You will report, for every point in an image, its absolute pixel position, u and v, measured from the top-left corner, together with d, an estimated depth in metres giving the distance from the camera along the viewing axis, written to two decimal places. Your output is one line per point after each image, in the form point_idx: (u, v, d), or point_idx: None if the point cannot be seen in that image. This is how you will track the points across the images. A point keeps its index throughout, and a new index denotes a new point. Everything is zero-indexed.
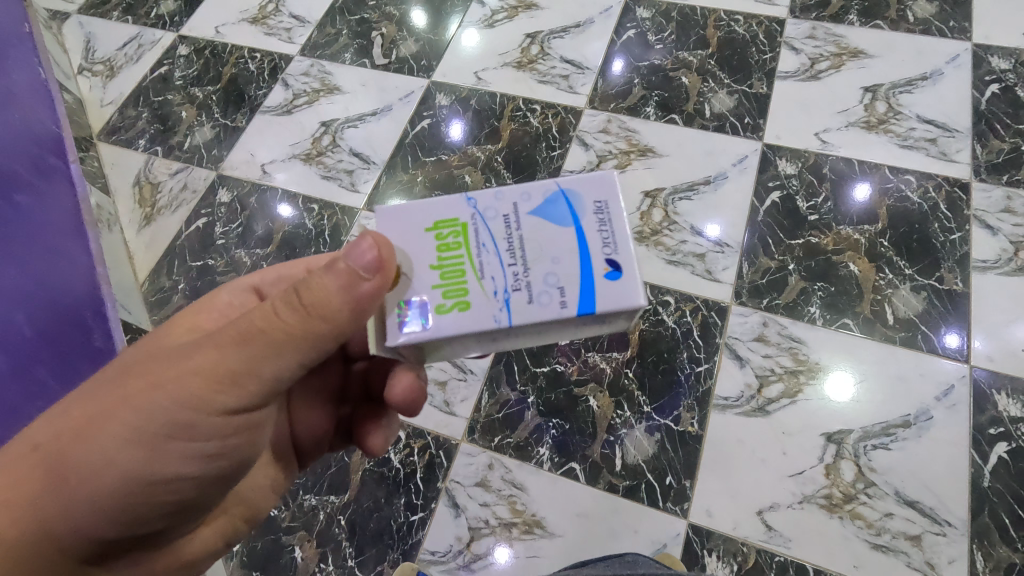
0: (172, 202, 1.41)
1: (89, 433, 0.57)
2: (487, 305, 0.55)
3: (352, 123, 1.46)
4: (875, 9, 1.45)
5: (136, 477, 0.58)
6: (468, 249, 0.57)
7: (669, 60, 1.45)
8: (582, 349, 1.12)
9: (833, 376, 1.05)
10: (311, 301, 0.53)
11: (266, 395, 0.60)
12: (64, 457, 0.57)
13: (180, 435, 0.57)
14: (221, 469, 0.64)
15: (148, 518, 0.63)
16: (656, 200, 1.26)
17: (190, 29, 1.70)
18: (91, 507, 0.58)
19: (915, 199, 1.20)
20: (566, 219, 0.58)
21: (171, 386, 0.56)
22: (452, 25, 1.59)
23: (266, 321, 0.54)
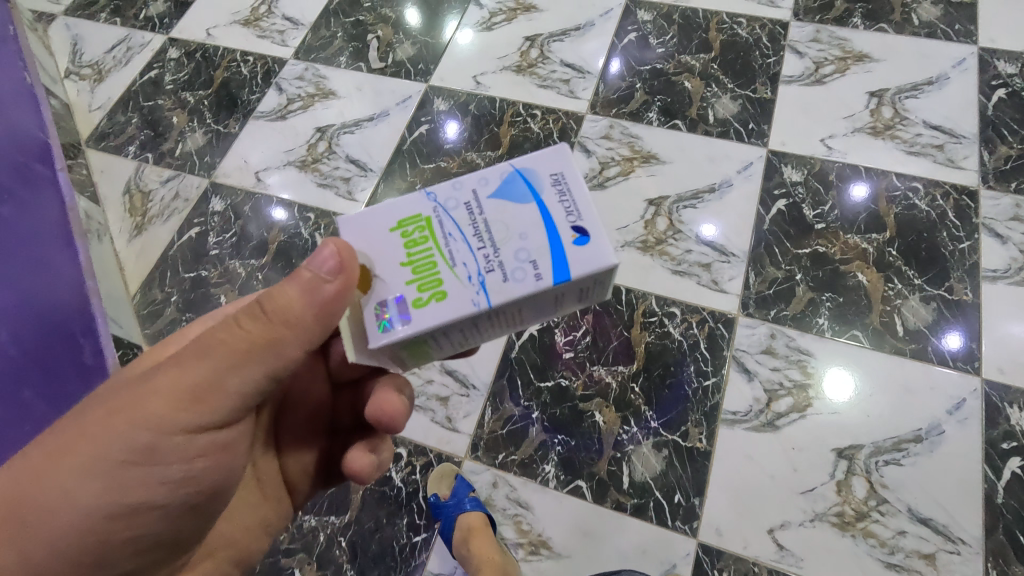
0: (164, 211, 1.38)
1: (48, 470, 0.55)
2: (463, 292, 0.54)
3: (348, 129, 1.43)
4: (880, 12, 1.43)
5: (98, 512, 0.56)
6: (436, 241, 0.56)
7: (671, 64, 1.42)
8: (587, 362, 1.10)
9: (826, 376, 1.04)
10: (275, 309, 0.54)
11: (234, 412, 0.59)
12: (21, 501, 0.55)
13: (142, 462, 0.56)
14: (190, 496, 0.62)
15: (116, 558, 0.60)
16: (660, 208, 1.24)
17: (181, 32, 1.66)
18: (50, 549, 0.55)
19: (922, 207, 1.18)
20: (526, 196, 0.56)
21: (129, 412, 0.55)
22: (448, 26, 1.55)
23: (229, 333, 0.55)
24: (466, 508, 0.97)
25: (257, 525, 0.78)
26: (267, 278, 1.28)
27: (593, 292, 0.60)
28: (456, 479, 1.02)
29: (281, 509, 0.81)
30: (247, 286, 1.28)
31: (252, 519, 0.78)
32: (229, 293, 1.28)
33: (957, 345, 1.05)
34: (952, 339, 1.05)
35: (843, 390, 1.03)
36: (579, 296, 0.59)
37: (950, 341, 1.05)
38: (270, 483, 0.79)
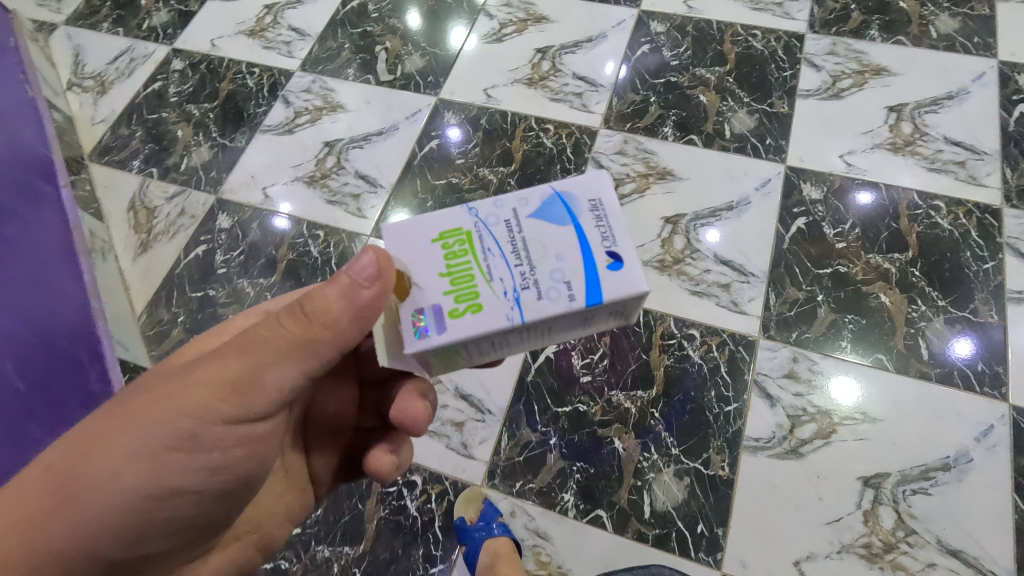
0: (169, 227, 1.35)
1: (94, 451, 0.57)
2: (498, 305, 0.55)
3: (357, 144, 1.40)
4: (897, 24, 1.40)
5: (138, 495, 0.58)
6: (475, 254, 0.56)
7: (685, 77, 1.40)
8: (605, 387, 1.08)
9: (834, 385, 1.04)
10: (314, 310, 0.56)
11: (272, 406, 0.60)
12: (68, 479, 0.57)
13: (184, 447, 0.58)
14: (223, 485, 0.64)
15: (152, 538, 0.62)
16: (677, 226, 1.21)
17: (185, 43, 1.63)
18: (91, 528, 0.57)
19: (945, 225, 1.16)
20: (564, 219, 0.57)
21: (176, 397, 0.57)
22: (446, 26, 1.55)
23: (272, 330, 0.57)
24: (495, 535, 0.95)
25: (282, 515, 0.79)
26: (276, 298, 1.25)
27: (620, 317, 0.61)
28: (484, 503, 1.00)
29: (304, 500, 0.82)
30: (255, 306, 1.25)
31: (278, 508, 0.78)
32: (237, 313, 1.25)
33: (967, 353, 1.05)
34: (963, 347, 1.05)
35: (849, 392, 1.03)
36: (607, 318, 0.59)
37: (961, 348, 1.05)
38: (296, 473, 0.79)
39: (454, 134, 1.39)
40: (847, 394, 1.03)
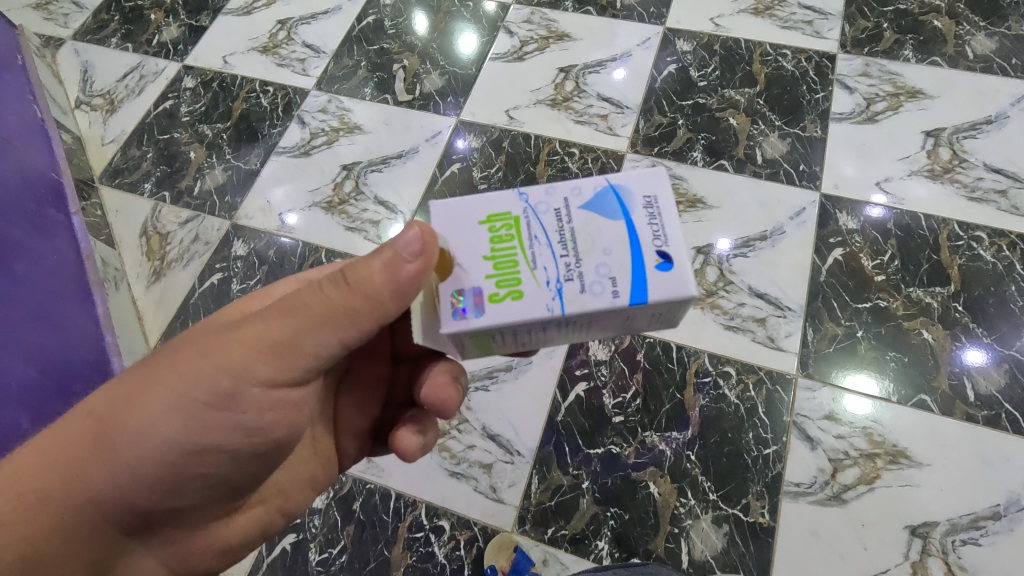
0: (183, 254, 1.31)
1: (141, 398, 0.60)
2: (539, 295, 0.54)
3: (375, 167, 1.36)
4: (931, 44, 1.36)
5: (177, 446, 0.61)
6: (520, 241, 0.56)
7: (714, 98, 1.36)
8: (639, 428, 1.04)
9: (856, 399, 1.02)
10: (355, 280, 0.56)
11: (305, 371, 0.62)
12: (116, 423, 0.60)
13: (220, 404, 0.60)
14: (256, 446, 0.66)
15: (185, 489, 0.65)
16: (709, 256, 1.18)
17: (196, 59, 1.59)
18: (131, 471, 0.61)
19: (988, 257, 1.12)
20: (616, 212, 0.56)
21: (216, 354, 0.59)
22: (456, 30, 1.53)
23: (314, 298, 0.57)
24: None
25: (306, 482, 0.80)
26: None
27: (663, 320, 0.59)
28: (516, 552, 0.97)
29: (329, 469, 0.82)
30: None
31: (303, 475, 0.78)
32: None
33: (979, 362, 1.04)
34: (974, 355, 1.05)
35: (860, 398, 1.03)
36: (651, 319, 0.57)
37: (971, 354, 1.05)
38: (322, 442, 0.79)
39: (461, 140, 1.38)
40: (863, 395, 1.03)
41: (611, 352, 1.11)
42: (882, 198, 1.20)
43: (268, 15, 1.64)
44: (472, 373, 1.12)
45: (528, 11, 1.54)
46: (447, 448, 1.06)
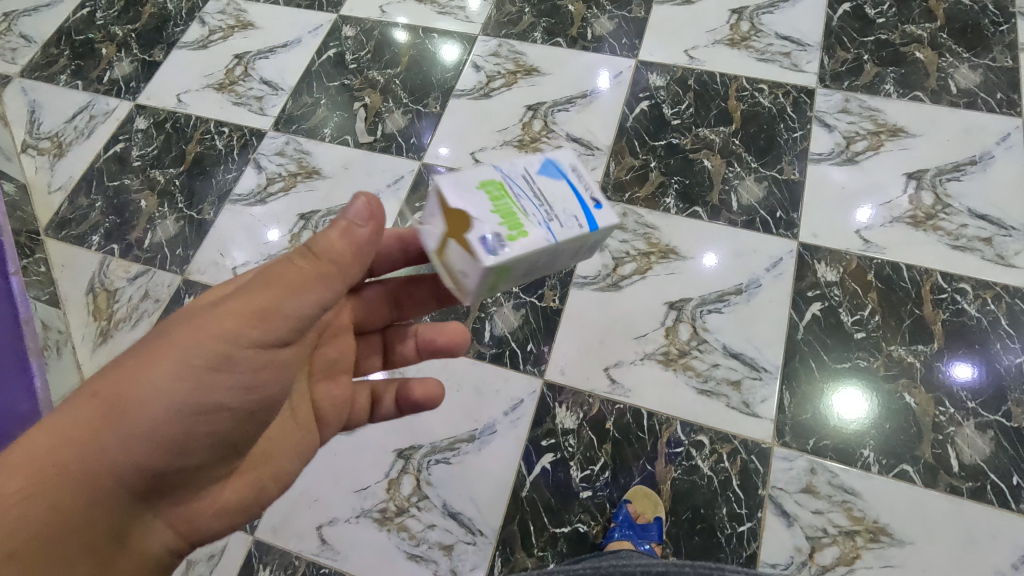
0: (131, 313, 1.25)
1: (137, 374, 0.55)
2: (538, 233, 0.58)
3: (334, 216, 1.30)
4: (913, 77, 1.31)
5: (175, 418, 0.55)
6: (509, 198, 0.59)
7: (688, 138, 1.30)
8: (607, 503, 1.00)
9: (850, 412, 1.01)
10: (323, 248, 0.56)
11: (297, 334, 0.59)
12: (113, 401, 0.55)
13: (217, 367, 0.56)
14: (254, 409, 0.60)
15: (186, 459, 0.58)
16: (682, 312, 1.12)
17: (149, 98, 1.52)
18: (132, 447, 0.55)
19: (972, 312, 1.07)
20: (556, 174, 0.62)
21: (207, 322, 0.55)
22: (419, 64, 1.47)
23: (286, 263, 0.56)
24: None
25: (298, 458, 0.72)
26: None
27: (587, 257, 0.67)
28: None
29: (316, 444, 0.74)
30: None
31: (294, 450, 0.71)
32: None
33: (969, 376, 1.03)
34: (962, 369, 1.03)
35: (857, 409, 1.02)
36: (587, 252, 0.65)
37: (959, 367, 1.03)
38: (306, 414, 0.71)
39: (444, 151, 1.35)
40: (851, 406, 1.02)
41: (579, 420, 1.06)
42: (867, 212, 1.18)
43: (225, 48, 1.57)
44: (433, 444, 1.07)
45: (494, 43, 1.47)
46: (406, 529, 1.02)
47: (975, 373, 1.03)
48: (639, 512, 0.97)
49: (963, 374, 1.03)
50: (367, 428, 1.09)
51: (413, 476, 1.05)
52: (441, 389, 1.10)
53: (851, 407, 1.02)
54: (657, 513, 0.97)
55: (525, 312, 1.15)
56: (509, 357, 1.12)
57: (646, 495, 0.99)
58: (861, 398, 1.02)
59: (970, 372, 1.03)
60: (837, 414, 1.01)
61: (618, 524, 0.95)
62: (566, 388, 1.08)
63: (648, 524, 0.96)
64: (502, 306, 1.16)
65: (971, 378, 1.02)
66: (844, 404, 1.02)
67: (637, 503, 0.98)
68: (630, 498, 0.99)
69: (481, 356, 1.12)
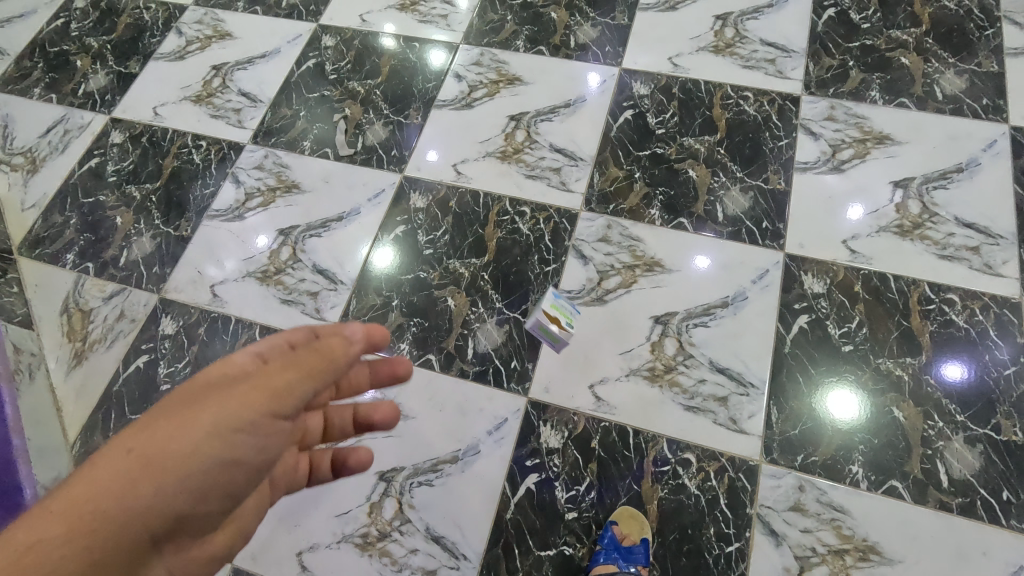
0: (107, 334, 1.22)
1: (168, 435, 0.55)
2: None
3: (314, 231, 1.27)
4: (899, 83, 1.29)
5: (200, 477, 0.56)
6: None
7: (672, 147, 1.28)
8: (593, 525, 0.98)
9: (842, 410, 1.01)
10: (328, 349, 0.64)
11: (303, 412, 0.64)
12: (143, 460, 0.54)
13: (243, 431, 0.58)
14: (258, 476, 0.62)
15: (193, 523, 0.57)
16: (668, 327, 1.10)
17: (125, 111, 1.49)
18: (155, 505, 0.53)
19: (960, 322, 1.06)
20: None
21: (239, 391, 0.59)
22: (401, 74, 1.45)
23: (300, 356, 0.63)
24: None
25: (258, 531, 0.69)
26: None
27: None
28: None
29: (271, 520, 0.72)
30: None
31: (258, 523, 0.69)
32: None
33: (962, 375, 1.02)
34: (952, 368, 1.03)
35: (850, 405, 1.01)
36: None
37: (950, 367, 1.03)
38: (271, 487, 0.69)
39: (433, 153, 1.33)
40: (842, 408, 1.01)
41: (563, 439, 1.04)
42: (858, 209, 1.18)
43: (202, 59, 1.54)
44: (416, 466, 1.05)
45: (477, 52, 1.45)
46: (388, 553, 1.00)
47: (966, 370, 1.03)
48: (625, 534, 0.95)
49: (955, 373, 1.02)
50: None
51: (396, 499, 1.03)
52: (424, 409, 1.08)
53: (844, 405, 1.02)
54: (643, 534, 0.95)
55: (508, 328, 1.13)
56: (493, 375, 1.10)
57: (633, 516, 0.97)
58: (850, 395, 1.02)
59: (962, 371, 1.02)
60: (838, 417, 1.01)
61: (604, 548, 0.94)
62: (551, 406, 1.06)
63: (634, 546, 0.94)
64: (485, 323, 1.14)
65: (964, 376, 1.02)
66: (837, 404, 1.02)
67: (623, 524, 0.96)
68: (616, 519, 0.97)
69: (464, 374, 1.10)
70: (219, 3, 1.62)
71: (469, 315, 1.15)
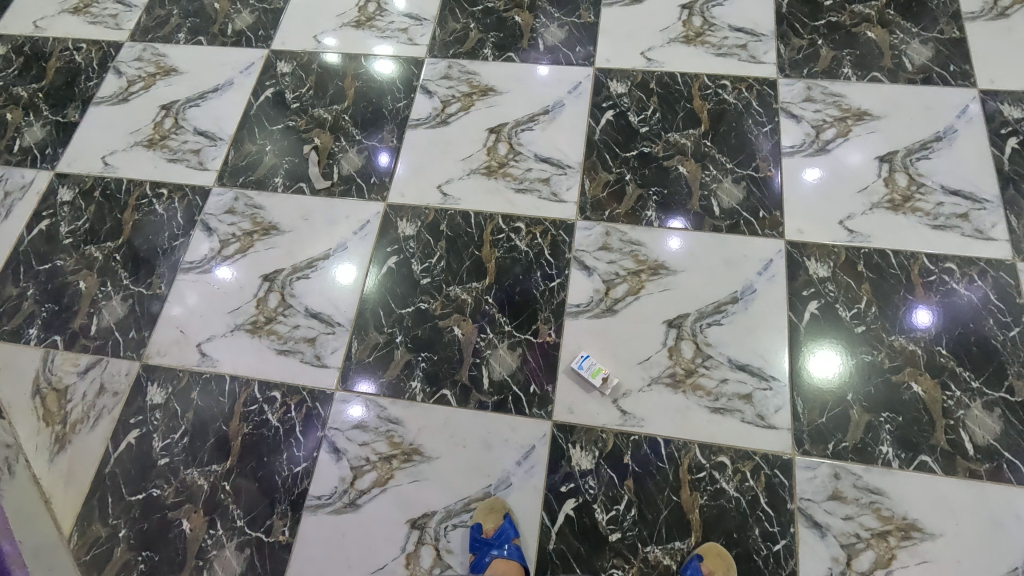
0: (88, 412, 1.12)
1: None
2: None
3: (300, 274, 1.20)
4: (869, 58, 1.31)
5: None
6: None
7: (659, 145, 1.26)
8: (638, 543, 0.97)
9: (819, 366, 1.04)
10: None
11: None
12: None
13: None
14: None
15: None
16: (682, 329, 1.09)
17: (70, 164, 1.37)
18: None
19: (962, 290, 1.08)
20: None
21: None
22: (367, 95, 1.38)
23: None
24: (505, 556, 0.94)
25: None
26: (236, 488, 1.05)
27: None
28: None
29: None
30: (212, 502, 1.04)
31: None
32: (192, 514, 1.04)
33: (927, 315, 1.07)
34: (921, 314, 1.07)
35: (827, 363, 1.04)
36: None
37: (916, 319, 1.06)
38: None
39: (409, 163, 1.29)
40: (822, 367, 1.04)
41: (595, 459, 1.02)
42: (847, 180, 1.19)
43: (148, 99, 1.43)
44: (448, 509, 1.01)
45: (444, 65, 1.39)
46: None
47: (929, 309, 1.07)
48: (710, 570, 0.93)
49: (924, 321, 1.06)
50: (374, 503, 1.02)
51: (432, 546, 1.00)
52: (446, 448, 1.05)
53: (825, 367, 1.04)
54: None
55: (522, 351, 1.10)
56: (513, 403, 1.06)
57: (721, 555, 0.94)
58: (826, 356, 1.05)
59: (924, 313, 1.07)
60: (825, 378, 1.03)
61: None
62: (577, 427, 1.03)
63: None
64: (497, 348, 1.10)
65: (930, 315, 1.07)
66: (821, 369, 1.04)
67: (710, 560, 0.94)
68: (703, 554, 0.94)
69: (483, 406, 1.06)
70: (157, 36, 1.51)
71: (478, 343, 1.11)
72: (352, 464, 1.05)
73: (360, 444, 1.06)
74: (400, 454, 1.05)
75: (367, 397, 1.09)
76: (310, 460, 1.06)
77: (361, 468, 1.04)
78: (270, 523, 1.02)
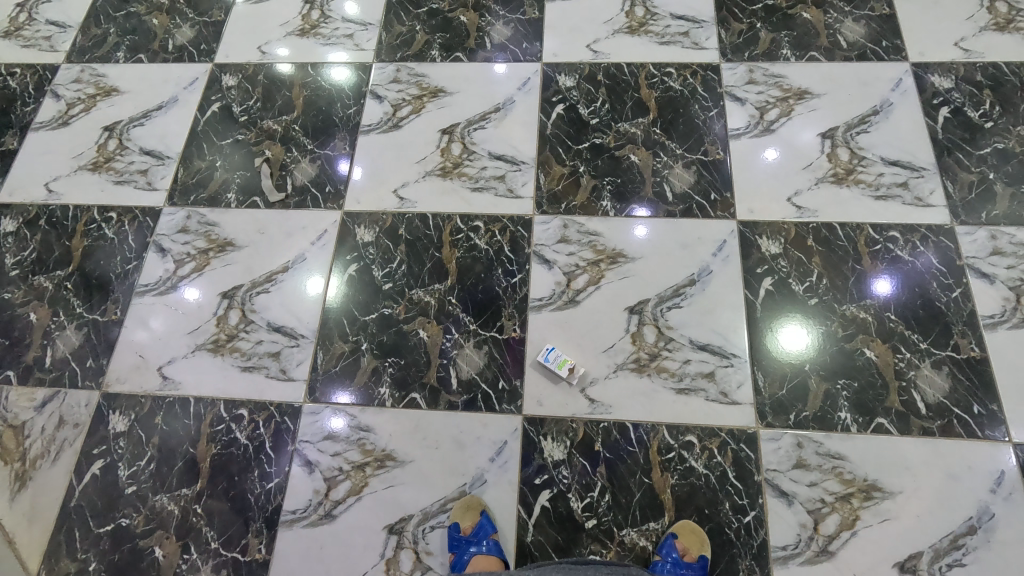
0: (49, 447, 1.09)
1: None
2: None
3: (260, 288, 1.19)
4: (806, 38, 1.34)
5: None
6: None
7: (610, 135, 1.28)
8: (615, 527, 0.99)
9: (787, 341, 1.07)
10: None
11: None
12: None
13: None
14: None
15: None
16: (644, 315, 1.11)
17: (12, 193, 1.33)
18: None
19: (906, 256, 1.12)
20: None
21: None
22: (317, 103, 1.36)
23: None
24: (484, 552, 0.95)
25: None
26: (208, 510, 1.03)
27: None
28: None
29: None
30: (184, 527, 1.03)
31: None
32: (164, 541, 1.02)
33: (886, 285, 1.10)
34: (881, 284, 1.11)
35: (796, 337, 1.07)
36: None
37: (876, 289, 1.10)
38: None
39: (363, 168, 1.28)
40: (790, 342, 1.07)
41: (567, 449, 1.03)
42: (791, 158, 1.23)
43: (90, 122, 1.39)
44: (424, 511, 1.01)
45: (392, 68, 1.39)
46: None
47: (888, 279, 1.11)
48: (686, 549, 0.95)
49: (882, 290, 1.10)
50: (350, 512, 1.02)
51: (411, 550, 1.00)
52: (419, 451, 1.05)
53: (794, 342, 1.07)
54: (704, 551, 0.95)
55: (488, 349, 1.10)
56: (483, 401, 1.07)
57: (694, 531, 0.96)
58: (793, 331, 1.08)
59: (882, 282, 1.11)
60: (793, 354, 1.06)
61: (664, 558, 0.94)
62: (547, 419, 1.05)
63: (693, 563, 0.94)
64: (463, 348, 1.11)
65: (888, 284, 1.10)
66: (792, 344, 1.07)
67: (684, 538, 0.96)
68: (677, 532, 0.96)
69: (454, 406, 1.07)
70: (94, 56, 1.47)
71: (444, 344, 1.12)
72: (325, 475, 1.04)
73: (333, 454, 1.05)
74: (373, 461, 1.05)
75: (343, 408, 1.08)
76: (282, 474, 1.05)
77: (334, 479, 1.04)
78: (246, 542, 1.01)
